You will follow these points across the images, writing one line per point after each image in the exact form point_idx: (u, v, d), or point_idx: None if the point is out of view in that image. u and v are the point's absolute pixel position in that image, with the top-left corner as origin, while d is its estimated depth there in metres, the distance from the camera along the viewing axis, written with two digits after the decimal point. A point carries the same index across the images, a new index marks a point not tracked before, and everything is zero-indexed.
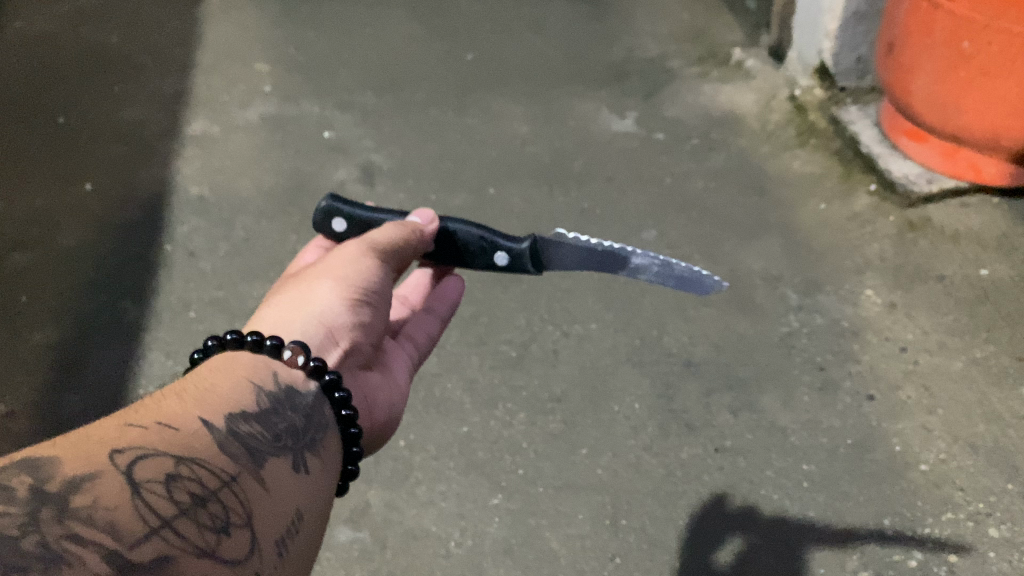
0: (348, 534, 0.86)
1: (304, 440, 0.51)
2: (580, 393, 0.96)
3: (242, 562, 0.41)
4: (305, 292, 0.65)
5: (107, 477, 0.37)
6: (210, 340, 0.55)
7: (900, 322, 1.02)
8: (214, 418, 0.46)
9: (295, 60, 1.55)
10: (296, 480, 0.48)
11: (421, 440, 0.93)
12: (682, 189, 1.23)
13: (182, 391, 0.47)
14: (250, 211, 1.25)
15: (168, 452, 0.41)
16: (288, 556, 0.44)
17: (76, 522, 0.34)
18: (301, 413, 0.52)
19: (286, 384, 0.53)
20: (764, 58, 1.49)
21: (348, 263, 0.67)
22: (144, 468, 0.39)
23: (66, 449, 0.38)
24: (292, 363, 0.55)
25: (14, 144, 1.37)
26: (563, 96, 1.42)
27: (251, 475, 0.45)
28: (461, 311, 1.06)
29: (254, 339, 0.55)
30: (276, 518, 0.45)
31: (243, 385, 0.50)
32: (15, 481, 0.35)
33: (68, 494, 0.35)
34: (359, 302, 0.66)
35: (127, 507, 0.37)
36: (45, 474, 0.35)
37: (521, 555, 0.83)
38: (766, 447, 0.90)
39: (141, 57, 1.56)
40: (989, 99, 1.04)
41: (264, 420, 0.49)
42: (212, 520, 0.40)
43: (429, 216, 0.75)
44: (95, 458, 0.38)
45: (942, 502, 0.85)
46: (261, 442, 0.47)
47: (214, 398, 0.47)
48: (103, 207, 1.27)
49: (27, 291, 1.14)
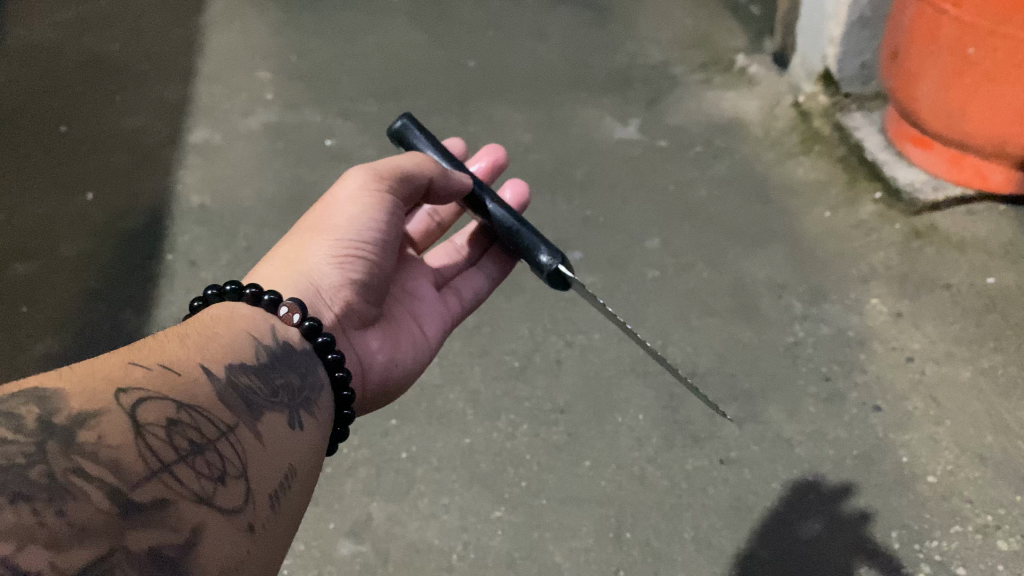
0: (350, 547, 0.85)
1: (300, 398, 0.53)
2: (583, 404, 0.95)
3: (239, 510, 0.42)
4: (303, 250, 0.69)
5: (110, 415, 0.39)
6: (209, 289, 0.58)
7: (906, 331, 1.01)
8: (214, 367, 0.48)
9: (298, 69, 1.55)
10: (293, 436, 0.50)
11: (423, 452, 0.92)
12: (686, 197, 1.22)
13: (184, 338, 0.49)
14: (252, 220, 1.24)
15: (169, 397, 0.43)
16: (282, 507, 0.46)
17: (81, 457, 0.37)
18: (299, 372, 0.54)
19: (283, 340, 0.55)
20: (768, 64, 1.48)
21: (342, 213, 0.70)
22: (146, 409, 0.41)
23: (73, 383, 0.40)
24: (288, 321, 0.57)
25: (16, 153, 1.38)
26: (566, 103, 1.42)
27: (249, 427, 0.46)
28: (464, 321, 1.05)
29: (250, 292, 0.58)
30: (272, 469, 0.46)
31: (242, 336, 0.53)
32: (22, 412, 0.37)
33: (74, 430, 0.38)
34: (348, 257, 0.68)
35: (130, 447, 0.39)
36: (50, 407, 0.38)
37: (525, 568, 0.82)
38: (772, 458, 0.90)
39: (143, 66, 1.56)
40: (995, 106, 1.03)
41: (263, 374, 0.51)
42: (210, 468, 0.42)
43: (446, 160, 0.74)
44: (100, 396, 0.40)
45: (951, 515, 0.84)
46: (259, 395, 0.49)
47: (213, 347, 0.50)
48: (104, 216, 1.27)
49: (28, 300, 1.14)
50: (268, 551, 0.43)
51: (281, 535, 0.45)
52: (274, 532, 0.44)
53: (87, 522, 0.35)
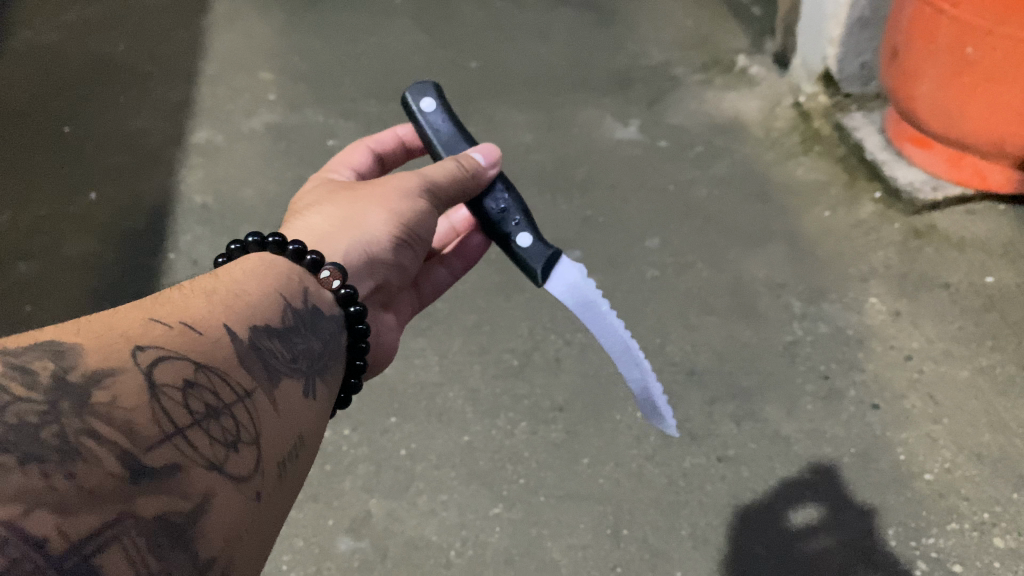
0: (349, 544, 0.85)
1: (317, 364, 0.53)
2: (582, 402, 0.96)
3: (250, 477, 0.42)
4: (357, 214, 0.67)
5: (127, 375, 0.39)
6: (251, 238, 0.57)
7: (905, 330, 1.01)
8: (237, 328, 0.47)
9: (300, 70, 1.56)
10: (306, 405, 0.50)
11: (423, 449, 0.93)
12: (686, 197, 1.22)
13: (211, 294, 0.49)
14: (254, 220, 1.25)
15: (188, 359, 0.43)
16: (289, 476, 0.46)
17: (95, 418, 0.36)
18: (319, 337, 0.54)
19: (312, 304, 0.55)
20: (769, 64, 1.49)
21: (406, 196, 0.68)
22: (164, 370, 0.41)
23: (91, 339, 0.40)
24: (325, 284, 0.58)
25: (21, 153, 1.39)
26: (566, 104, 1.43)
27: (264, 393, 0.47)
28: (464, 320, 1.06)
29: (294, 249, 0.57)
30: (283, 437, 0.47)
31: (271, 296, 0.52)
32: (38, 366, 0.37)
33: (90, 389, 0.37)
34: (401, 241, 0.68)
35: (145, 410, 0.39)
36: (66, 363, 0.38)
37: (523, 565, 0.83)
38: (769, 456, 0.90)
39: (147, 66, 1.57)
40: (994, 106, 1.04)
41: (285, 338, 0.51)
42: (222, 434, 0.42)
43: (492, 156, 0.73)
44: (119, 355, 0.40)
45: (947, 512, 0.84)
46: (278, 360, 0.49)
47: (240, 306, 0.49)
48: (108, 215, 1.28)
49: (32, 298, 1.15)
50: (272, 517, 0.44)
51: (286, 504, 0.46)
52: (280, 501, 0.45)
53: (97, 488, 0.35)
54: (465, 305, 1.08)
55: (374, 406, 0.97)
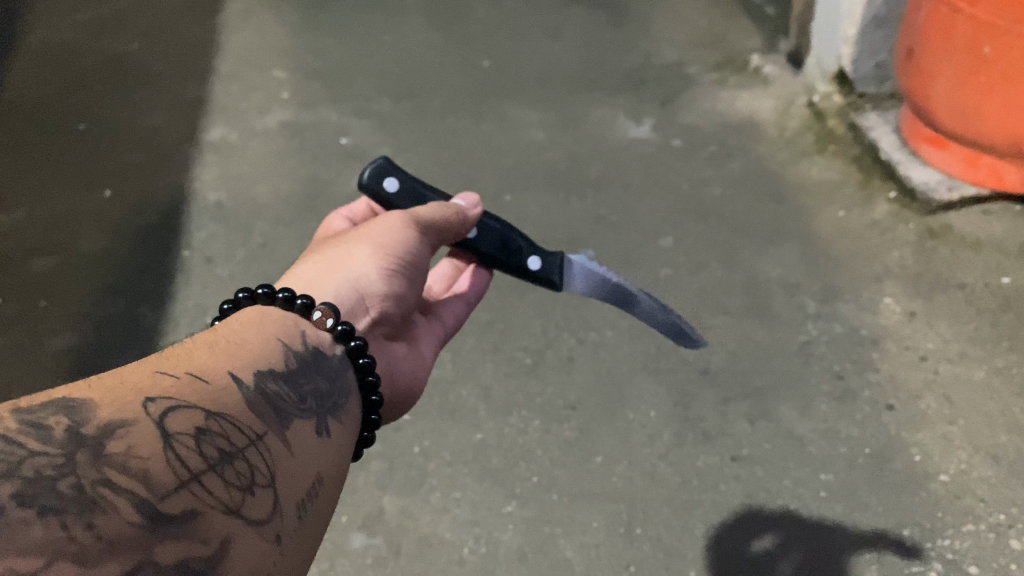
0: (362, 540, 0.86)
1: (327, 403, 0.54)
2: (595, 401, 0.96)
3: (268, 521, 0.42)
4: (344, 254, 0.68)
5: (141, 426, 0.40)
6: (241, 293, 0.59)
7: (920, 330, 1.01)
8: (243, 374, 0.48)
9: (314, 68, 1.56)
10: (319, 444, 0.50)
11: (436, 446, 0.93)
12: (700, 196, 1.22)
13: (214, 344, 0.50)
14: (268, 218, 1.26)
15: (199, 406, 0.44)
16: (308, 518, 0.46)
17: (111, 468, 0.37)
18: (326, 376, 0.55)
19: (313, 345, 0.56)
20: (783, 64, 1.48)
21: (391, 231, 0.70)
22: (176, 419, 0.42)
23: (102, 394, 0.41)
24: (320, 324, 0.58)
25: (36, 150, 1.40)
26: (580, 102, 1.42)
27: (277, 435, 0.47)
28: (477, 318, 1.06)
29: (284, 297, 0.59)
30: (299, 478, 0.47)
31: (271, 342, 0.53)
32: (52, 422, 0.37)
33: (103, 440, 0.38)
34: (392, 272, 0.68)
35: (160, 458, 0.39)
36: (79, 417, 0.38)
37: (535, 562, 0.83)
38: (783, 456, 0.90)
39: (161, 65, 1.58)
40: (1010, 105, 1.03)
41: (291, 380, 0.52)
42: (238, 478, 0.42)
43: (473, 200, 0.77)
44: (131, 406, 0.40)
45: (963, 513, 0.83)
46: (286, 402, 0.50)
47: (242, 354, 0.50)
48: (122, 213, 1.28)
49: (47, 296, 1.16)
50: (294, 559, 0.44)
51: (308, 546, 0.46)
52: (301, 543, 0.45)
53: (117, 536, 0.35)
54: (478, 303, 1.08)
55: None
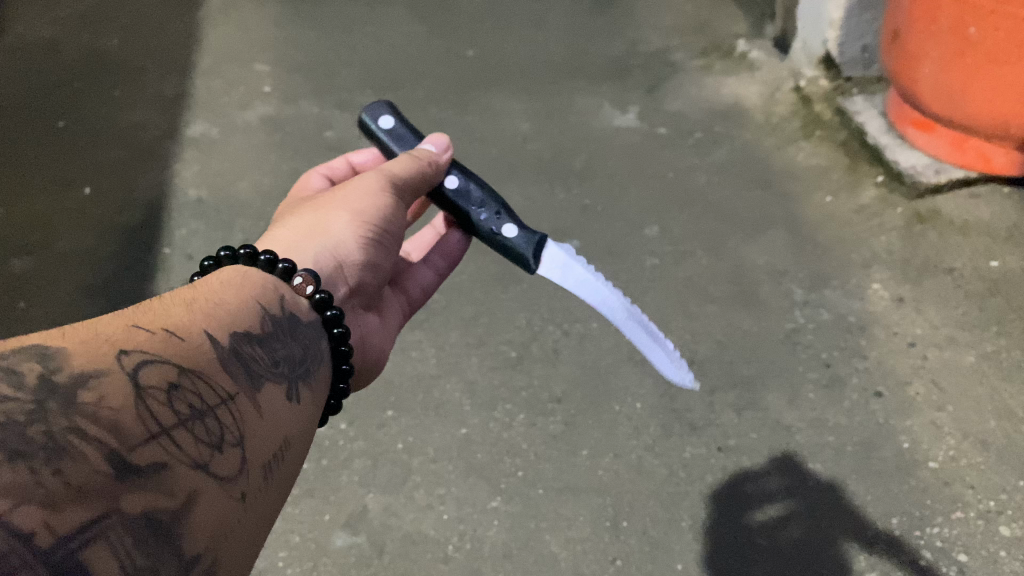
0: (345, 539, 0.85)
1: (300, 369, 0.52)
2: (581, 393, 0.95)
3: (234, 479, 0.41)
4: (322, 220, 0.66)
5: (113, 376, 0.38)
6: (223, 252, 0.56)
7: (908, 316, 1.00)
8: (219, 334, 0.47)
9: (295, 61, 1.54)
10: (289, 408, 0.49)
11: (420, 443, 0.92)
12: (686, 183, 1.21)
13: (192, 301, 0.48)
14: (250, 214, 1.24)
15: (172, 362, 0.42)
16: (274, 480, 0.45)
17: (82, 418, 0.35)
18: (300, 343, 0.53)
19: (290, 311, 0.54)
20: (769, 49, 1.47)
21: (371, 196, 0.68)
22: (149, 372, 0.40)
23: (75, 342, 0.39)
24: (299, 291, 0.56)
25: (13, 149, 1.38)
26: (565, 91, 1.41)
27: (248, 396, 0.45)
28: (462, 312, 1.04)
29: (267, 259, 0.56)
30: (267, 439, 0.45)
31: (250, 304, 0.51)
32: (25, 367, 0.36)
33: (76, 389, 0.36)
34: (370, 240, 0.67)
35: (130, 410, 0.37)
36: (52, 364, 0.37)
37: (521, 559, 0.82)
38: (771, 446, 0.89)
39: (141, 60, 1.56)
40: (997, 87, 1.01)
41: (265, 344, 0.50)
42: (207, 434, 0.41)
43: (444, 144, 0.76)
44: (104, 357, 0.39)
45: (952, 501, 0.83)
46: (260, 364, 0.48)
47: (221, 314, 0.48)
48: (102, 211, 1.26)
49: (26, 296, 1.14)
50: (258, 518, 0.42)
51: (272, 507, 0.44)
52: (265, 504, 0.43)
53: (84, 484, 0.34)
54: (462, 296, 1.06)
55: (371, 399, 0.96)
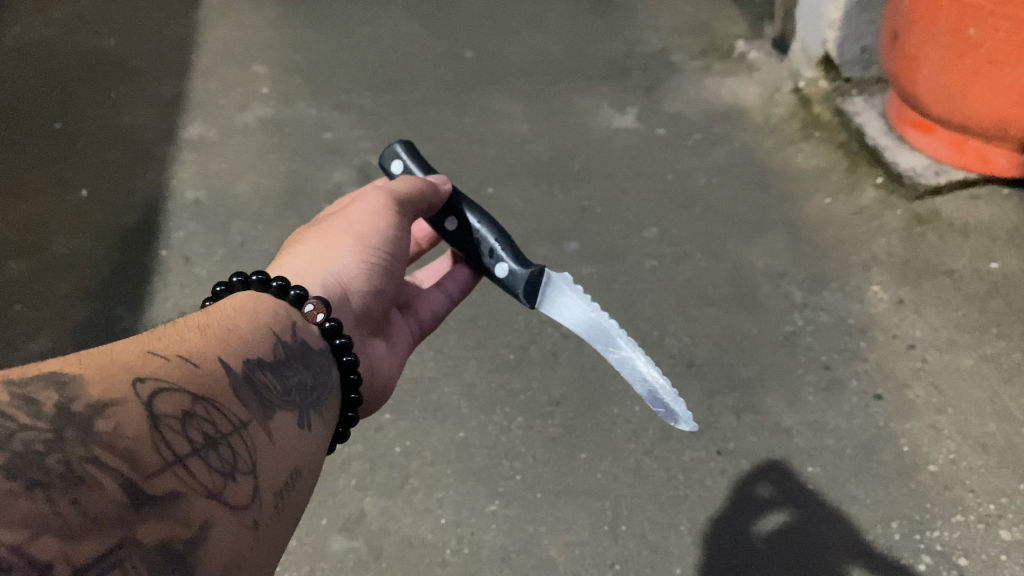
0: (343, 544, 0.84)
1: (311, 397, 0.51)
2: (579, 396, 0.94)
3: (247, 507, 0.41)
4: (326, 247, 0.66)
5: (130, 404, 0.38)
6: (235, 277, 0.55)
7: (908, 318, 0.99)
8: (232, 361, 0.46)
9: (294, 62, 1.54)
10: (300, 436, 0.48)
11: (418, 446, 0.91)
12: (685, 185, 1.20)
13: (206, 327, 0.47)
14: (247, 215, 1.23)
15: (186, 389, 0.41)
16: (284, 507, 0.44)
17: (99, 446, 0.35)
18: (310, 370, 0.53)
19: (301, 338, 0.53)
20: (768, 50, 1.46)
21: (372, 224, 0.68)
22: (165, 401, 0.39)
23: (91, 368, 0.38)
24: (310, 318, 0.56)
25: (10, 150, 1.37)
26: (563, 92, 1.40)
27: (260, 424, 0.45)
28: (460, 314, 1.04)
29: (279, 285, 0.55)
30: (279, 467, 0.45)
31: (262, 331, 0.51)
32: (43, 396, 0.35)
33: (92, 417, 0.36)
34: (374, 267, 0.66)
35: (147, 438, 0.37)
36: (70, 393, 0.36)
37: (519, 563, 0.81)
38: (770, 449, 0.88)
39: (138, 61, 1.55)
40: (997, 89, 1.01)
41: (277, 371, 0.49)
42: (221, 463, 0.40)
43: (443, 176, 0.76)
44: (120, 385, 0.38)
45: (952, 504, 0.82)
46: (272, 392, 0.48)
47: (234, 341, 0.48)
48: (99, 213, 1.26)
49: (22, 298, 1.14)
50: (268, 547, 0.42)
51: (281, 536, 0.44)
52: (275, 533, 0.43)
53: (101, 514, 0.33)
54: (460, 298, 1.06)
55: None
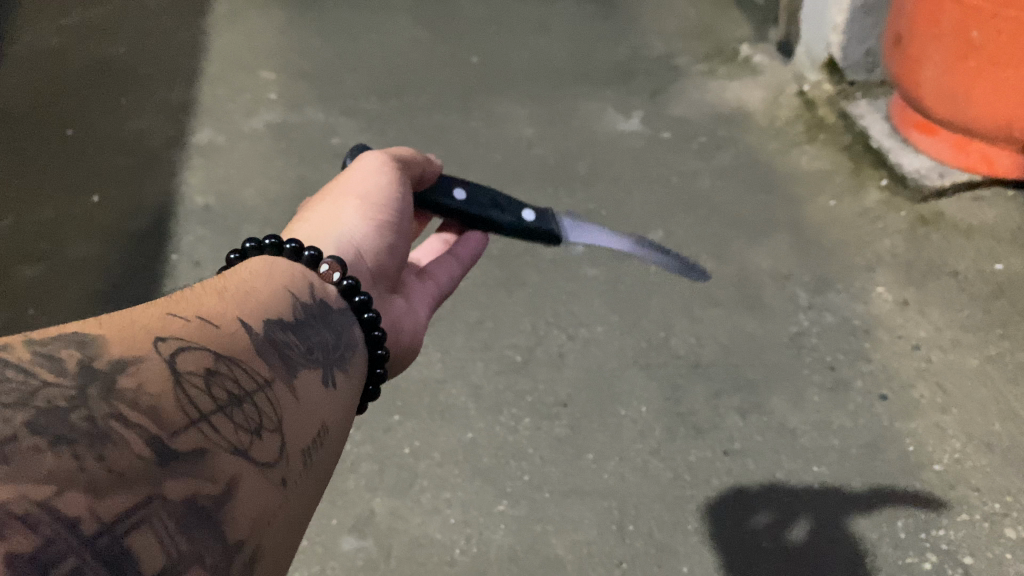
0: (352, 543, 0.85)
1: (334, 355, 0.51)
2: (586, 397, 0.95)
3: (273, 464, 0.41)
4: (330, 210, 0.66)
5: (150, 361, 0.39)
6: (248, 243, 0.56)
7: (912, 319, 1.00)
8: (253, 322, 0.47)
9: (301, 68, 1.55)
10: (326, 394, 0.49)
11: (426, 447, 0.92)
12: (690, 187, 1.21)
13: (224, 289, 0.48)
14: (256, 220, 1.25)
15: (207, 349, 0.43)
16: (312, 465, 0.45)
17: (121, 403, 0.36)
18: (333, 329, 0.53)
19: (320, 297, 0.54)
20: (772, 53, 1.47)
21: (369, 183, 0.68)
22: (186, 359, 0.41)
23: (112, 330, 0.40)
24: (326, 279, 0.56)
25: (22, 156, 1.39)
26: (569, 97, 1.41)
27: (284, 383, 0.46)
28: (467, 316, 1.05)
29: (292, 247, 0.56)
30: (306, 424, 0.45)
31: (281, 292, 0.51)
32: (65, 354, 0.37)
33: (115, 375, 0.37)
34: (381, 223, 0.67)
35: (169, 396, 0.38)
36: (91, 351, 0.38)
37: (527, 562, 0.82)
38: (775, 448, 0.89)
39: (148, 68, 1.57)
40: (1000, 90, 1.02)
41: (298, 331, 0.50)
42: (246, 420, 0.41)
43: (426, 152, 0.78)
44: (142, 344, 0.40)
45: (957, 503, 0.83)
46: (294, 351, 0.48)
47: (253, 301, 0.48)
48: (111, 218, 1.28)
49: (36, 301, 1.15)
50: (298, 504, 0.42)
51: (312, 494, 0.44)
52: (305, 490, 0.43)
53: (127, 470, 0.34)
54: (467, 301, 1.07)
55: (377, 404, 0.97)
